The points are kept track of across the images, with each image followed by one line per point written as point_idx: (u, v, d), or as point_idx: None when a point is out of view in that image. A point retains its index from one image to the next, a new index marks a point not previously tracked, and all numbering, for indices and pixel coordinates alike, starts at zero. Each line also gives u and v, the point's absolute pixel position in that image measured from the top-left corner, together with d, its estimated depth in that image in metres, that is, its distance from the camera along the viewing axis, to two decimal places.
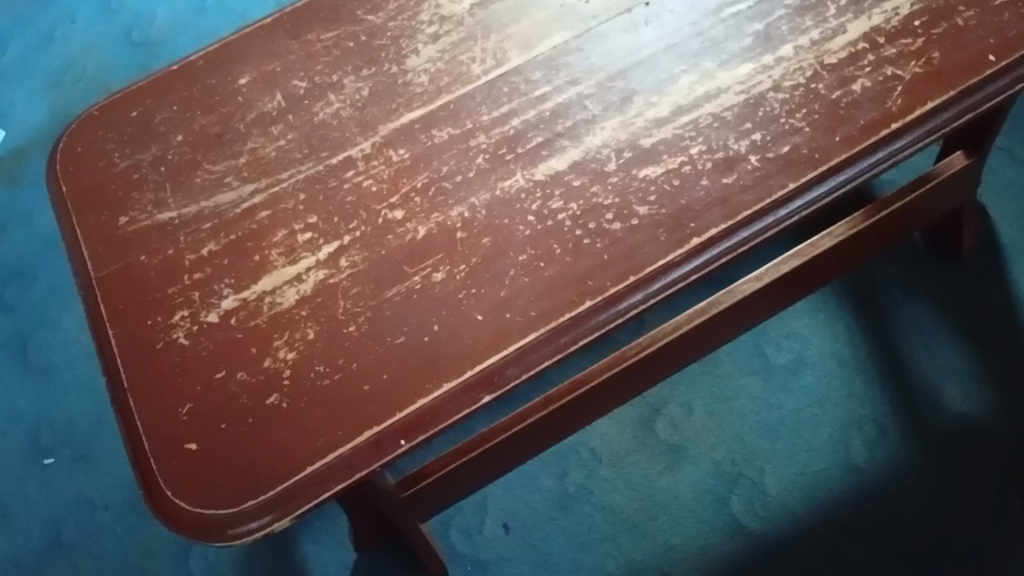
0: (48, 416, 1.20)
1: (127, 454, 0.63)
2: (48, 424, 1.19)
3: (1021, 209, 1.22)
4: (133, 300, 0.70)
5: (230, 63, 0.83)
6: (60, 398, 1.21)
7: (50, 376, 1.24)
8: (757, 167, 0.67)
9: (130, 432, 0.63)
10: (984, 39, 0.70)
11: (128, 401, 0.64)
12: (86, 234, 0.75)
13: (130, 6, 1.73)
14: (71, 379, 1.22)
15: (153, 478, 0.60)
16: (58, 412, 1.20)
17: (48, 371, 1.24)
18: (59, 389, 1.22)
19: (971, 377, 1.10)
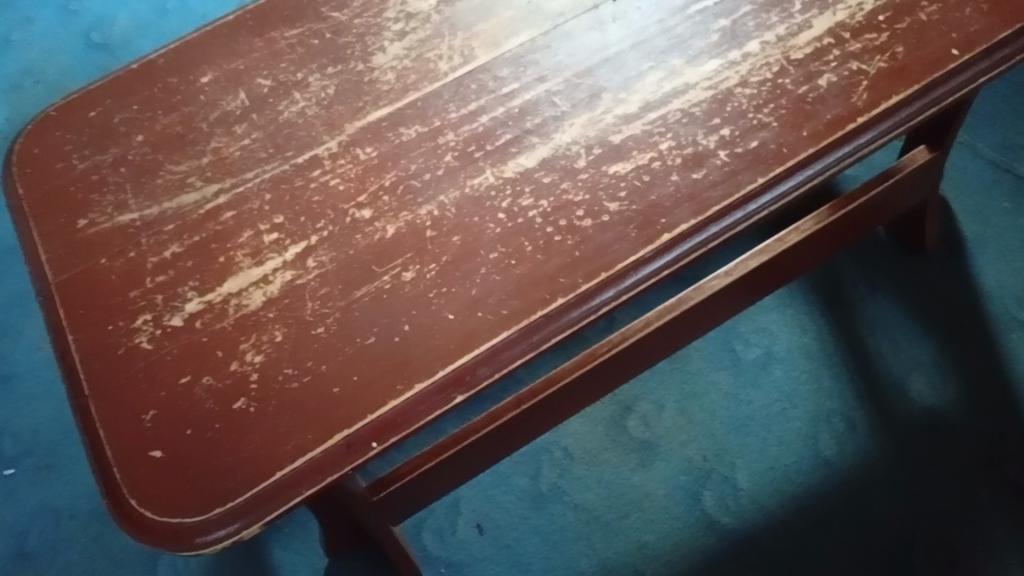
0: (9, 424, 1.17)
1: (90, 463, 0.61)
2: (9, 434, 1.16)
3: (982, 203, 1.24)
4: (94, 305, 0.68)
5: (192, 62, 0.81)
6: (22, 407, 1.18)
7: (11, 384, 1.20)
8: (726, 162, 0.67)
9: (93, 440, 0.61)
10: (945, 34, 0.71)
11: (90, 409, 0.63)
12: (45, 237, 0.73)
13: (90, 7, 1.69)
14: (33, 387, 1.19)
15: (117, 487, 0.59)
16: (20, 421, 1.17)
17: (9, 379, 1.21)
18: (21, 396, 1.19)
19: (935, 370, 1.12)
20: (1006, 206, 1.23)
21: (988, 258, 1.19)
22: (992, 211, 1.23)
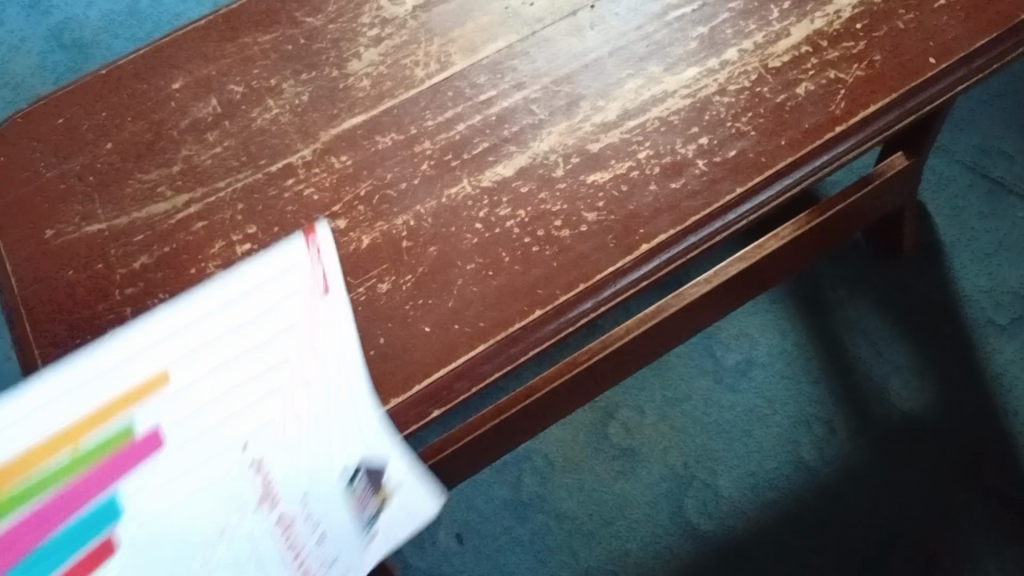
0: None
1: None
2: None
3: (959, 206, 1.25)
4: (63, 319, 0.66)
5: (162, 67, 0.80)
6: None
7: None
8: (704, 171, 0.66)
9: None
10: (922, 42, 0.70)
11: None
12: (10, 250, 0.71)
13: (60, 7, 1.66)
14: None
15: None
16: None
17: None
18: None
19: (914, 374, 1.12)
20: (983, 210, 1.24)
21: (965, 262, 1.20)
22: (970, 216, 1.24)
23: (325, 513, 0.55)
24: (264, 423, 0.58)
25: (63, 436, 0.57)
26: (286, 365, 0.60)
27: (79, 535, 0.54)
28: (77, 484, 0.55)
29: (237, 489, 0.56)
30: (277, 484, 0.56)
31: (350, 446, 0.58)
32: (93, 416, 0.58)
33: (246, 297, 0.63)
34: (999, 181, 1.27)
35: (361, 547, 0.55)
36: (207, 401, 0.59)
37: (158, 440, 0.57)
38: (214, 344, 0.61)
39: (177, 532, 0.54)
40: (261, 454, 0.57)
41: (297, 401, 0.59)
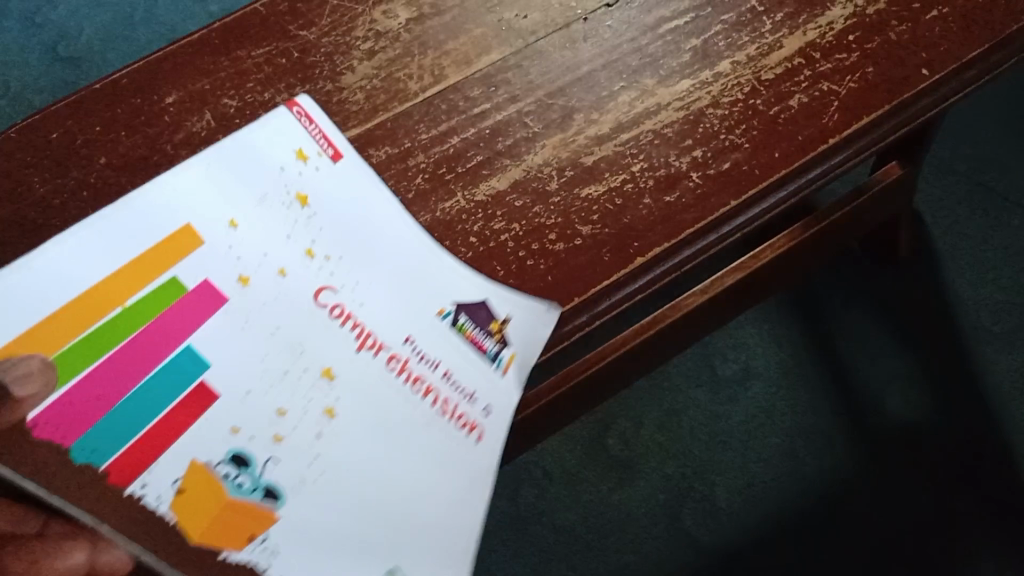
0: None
1: None
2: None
3: (953, 214, 1.29)
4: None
5: (155, 81, 0.78)
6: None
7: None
8: (698, 184, 0.67)
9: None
10: (915, 54, 0.71)
11: None
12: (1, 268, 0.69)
13: (53, 18, 1.65)
14: None
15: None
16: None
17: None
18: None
19: (910, 382, 1.16)
20: (976, 218, 1.28)
21: (961, 270, 1.24)
22: (964, 223, 1.28)
23: (443, 353, 0.64)
24: (341, 270, 0.62)
25: (108, 293, 0.53)
26: (340, 221, 0.64)
27: (165, 387, 0.53)
28: (145, 334, 0.53)
29: (339, 334, 0.60)
30: (386, 335, 0.62)
31: (441, 294, 0.65)
32: (138, 271, 0.55)
33: (260, 156, 0.63)
34: (993, 190, 1.31)
35: (487, 378, 0.65)
36: (263, 255, 0.60)
37: (222, 296, 0.57)
38: (258, 206, 0.61)
39: (285, 374, 0.57)
40: (356, 301, 0.62)
41: (362, 255, 0.64)
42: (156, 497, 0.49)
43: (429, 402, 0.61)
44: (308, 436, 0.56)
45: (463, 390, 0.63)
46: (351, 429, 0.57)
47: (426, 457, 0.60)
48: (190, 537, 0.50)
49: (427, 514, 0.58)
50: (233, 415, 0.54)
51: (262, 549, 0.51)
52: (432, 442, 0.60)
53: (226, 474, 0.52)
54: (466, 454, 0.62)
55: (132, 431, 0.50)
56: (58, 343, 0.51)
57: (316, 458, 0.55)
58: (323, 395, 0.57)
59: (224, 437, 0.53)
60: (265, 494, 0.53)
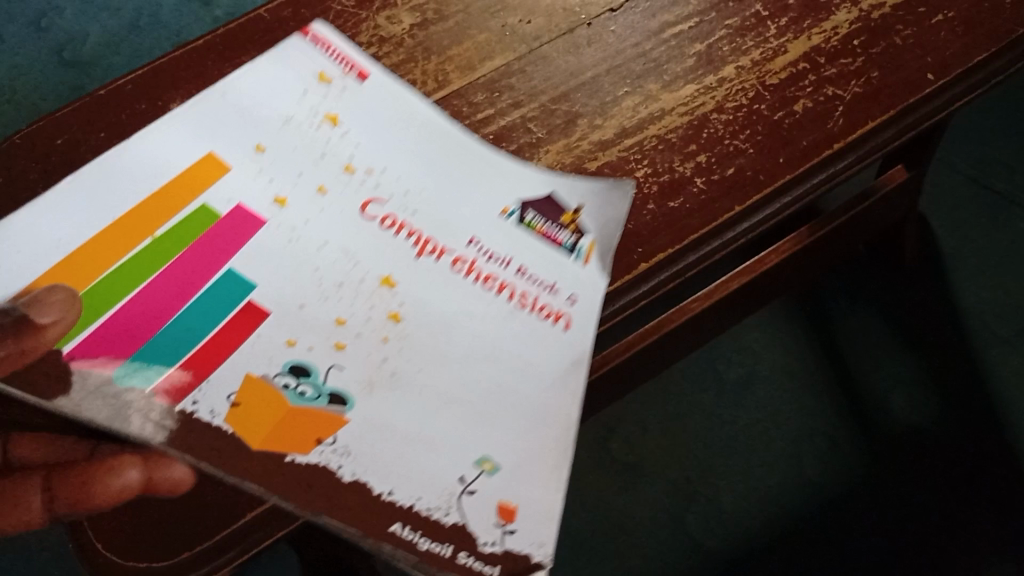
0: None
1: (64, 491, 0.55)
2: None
3: (960, 217, 1.29)
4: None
5: (162, 88, 0.78)
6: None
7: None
8: (702, 190, 0.66)
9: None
10: (920, 58, 0.70)
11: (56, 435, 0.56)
12: None
13: (61, 23, 1.66)
14: None
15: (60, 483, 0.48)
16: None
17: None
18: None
19: (917, 387, 1.16)
20: (984, 222, 1.28)
21: (966, 274, 1.24)
22: (970, 227, 1.28)
23: (514, 251, 0.63)
24: (385, 179, 0.63)
25: (144, 223, 0.55)
26: (377, 136, 0.64)
27: (209, 306, 0.53)
28: (184, 258, 0.55)
29: (396, 242, 0.60)
30: (447, 241, 0.61)
31: (501, 198, 0.65)
32: (169, 202, 0.57)
33: (282, 81, 0.64)
34: (1000, 193, 1.31)
35: (569, 273, 0.63)
36: (297, 174, 0.61)
37: (259, 217, 0.58)
38: (286, 125, 0.62)
39: (341, 284, 0.57)
40: (408, 209, 0.62)
41: (408, 166, 0.64)
42: (211, 412, 0.49)
43: (505, 298, 0.60)
44: (373, 340, 0.55)
45: (542, 284, 0.62)
46: (418, 329, 0.56)
47: (509, 349, 0.58)
48: (253, 444, 0.49)
49: (519, 404, 0.56)
50: (286, 328, 0.54)
51: (334, 451, 0.50)
52: (513, 331, 0.58)
53: (286, 384, 0.52)
54: (555, 343, 0.59)
55: (181, 348, 0.51)
56: (97, 268, 0.53)
57: (385, 361, 0.55)
58: (385, 300, 0.57)
59: (280, 349, 0.53)
60: (332, 399, 0.52)
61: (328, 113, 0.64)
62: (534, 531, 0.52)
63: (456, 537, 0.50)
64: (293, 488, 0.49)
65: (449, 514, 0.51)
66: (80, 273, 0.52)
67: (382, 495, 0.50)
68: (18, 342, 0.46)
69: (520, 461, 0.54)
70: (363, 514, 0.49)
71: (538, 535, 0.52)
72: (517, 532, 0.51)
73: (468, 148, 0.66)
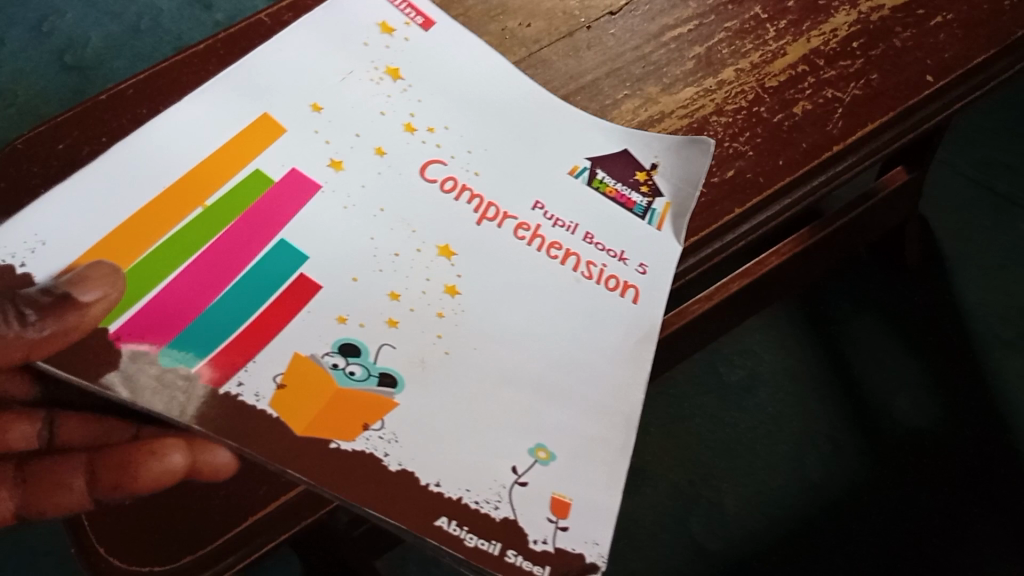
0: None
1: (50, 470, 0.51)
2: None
3: (961, 218, 1.29)
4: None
5: (162, 93, 0.78)
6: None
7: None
8: (703, 193, 0.65)
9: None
10: (920, 60, 0.70)
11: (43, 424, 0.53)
12: None
13: (62, 27, 1.66)
14: None
15: (106, 469, 0.49)
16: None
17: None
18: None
19: (919, 389, 1.16)
20: (986, 223, 1.28)
21: (968, 276, 1.24)
22: (972, 228, 1.28)
23: (578, 218, 0.63)
24: (444, 141, 0.63)
25: (196, 191, 0.56)
26: (437, 97, 0.65)
27: (263, 278, 0.53)
28: (237, 228, 0.55)
29: (456, 206, 0.60)
30: (510, 206, 0.61)
31: (570, 156, 0.65)
32: (223, 168, 0.57)
33: (343, 34, 0.66)
34: (1002, 195, 1.31)
35: (644, 235, 0.63)
36: (355, 136, 0.61)
37: (313, 182, 0.58)
38: (348, 82, 0.63)
39: (397, 254, 0.57)
40: (469, 171, 0.62)
41: (468, 127, 0.64)
42: (256, 394, 0.49)
43: (569, 266, 0.60)
44: (429, 315, 0.55)
45: (611, 252, 0.62)
46: (475, 303, 0.56)
47: (568, 326, 0.57)
48: (297, 430, 0.49)
49: (578, 385, 0.54)
50: (340, 302, 0.54)
51: (380, 437, 0.50)
52: (577, 298, 0.58)
53: (334, 364, 0.51)
54: (621, 312, 0.59)
55: (229, 323, 0.51)
56: (149, 235, 0.53)
57: (439, 337, 0.54)
58: (442, 272, 0.57)
59: (332, 325, 0.53)
60: (381, 380, 0.51)
61: (389, 67, 0.65)
62: (589, 523, 0.50)
63: (504, 532, 0.49)
64: (339, 472, 0.48)
65: (500, 507, 0.49)
66: (136, 242, 0.53)
67: (428, 485, 0.49)
68: (60, 322, 0.47)
69: (577, 446, 0.52)
70: (404, 505, 0.48)
71: (593, 529, 0.50)
72: (570, 528, 0.50)
73: (528, 114, 0.66)
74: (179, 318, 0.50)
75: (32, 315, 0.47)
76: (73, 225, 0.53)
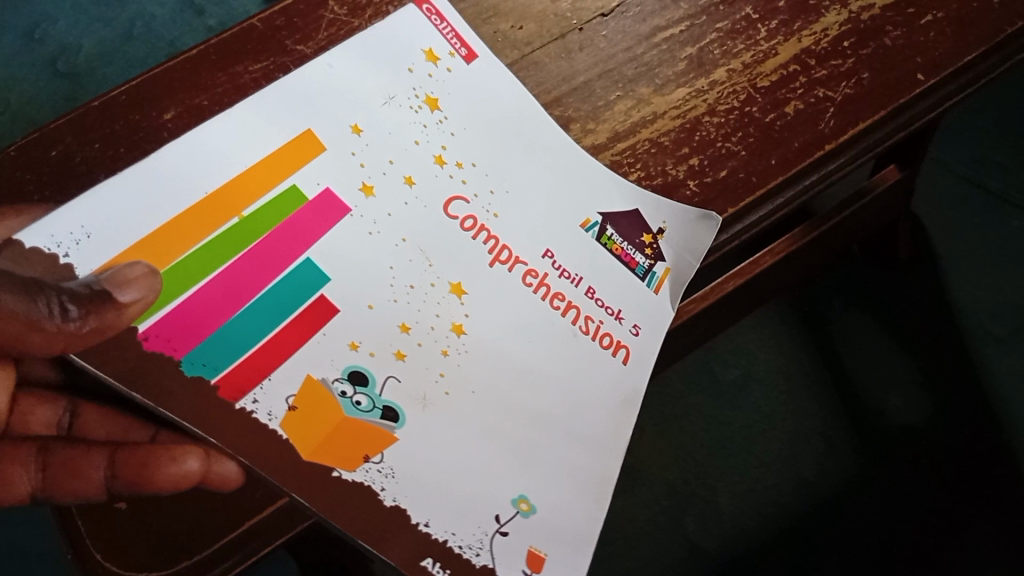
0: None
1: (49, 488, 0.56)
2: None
3: (953, 216, 1.29)
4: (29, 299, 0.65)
5: (155, 98, 0.78)
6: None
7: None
8: (695, 193, 0.66)
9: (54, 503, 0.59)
10: (911, 59, 0.71)
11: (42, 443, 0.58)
12: None
13: (53, 33, 1.66)
14: None
15: (128, 461, 0.53)
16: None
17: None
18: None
19: (912, 386, 1.17)
20: (977, 221, 1.29)
21: (962, 274, 1.25)
22: (964, 226, 1.28)
23: (583, 265, 0.63)
24: (471, 180, 0.62)
25: (231, 199, 0.54)
26: (470, 133, 0.63)
27: (288, 296, 0.53)
28: (269, 241, 0.54)
29: (472, 246, 0.60)
30: (522, 251, 0.61)
31: (584, 206, 0.64)
32: (262, 178, 0.56)
33: (393, 53, 0.63)
34: (993, 192, 1.32)
35: (640, 295, 0.64)
36: (388, 161, 0.60)
37: (346, 205, 0.57)
38: (386, 106, 0.62)
39: (412, 287, 0.57)
40: (489, 212, 0.62)
41: (494, 165, 0.63)
42: (268, 414, 0.50)
43: (569, 319, 0.60)
44: (434, 351, 0.56)
45: (608, 309, 0.62)
46: (482, 347, 0.57)
47: (569, 379, 0.59)
48: (304, 452, 0.50)
49: (564, 446, 0.57)
50: (355, 329, 0.54)
51: (379, 471, 0.52)
52: (575, 353, 0.60)
53: (343, 392, 0.52)
54: (609, 372, 0.60)
55: (249, 338, 0.51)
56: (179, 244, 0.52)
57: (442, 375, 0.55)
58: (451, 311, 0.57)
59: (343, 351, 0.53)
60: (384, 413, 0.53)
61: (429, 96, 0.63)
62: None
63: None
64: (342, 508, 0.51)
65: (480, 554, 0.53)
66: (171, 244, 0.52)
67: (419, 525, 0.52)
68: (99, 320, 0.47)
69: (557, 503, 0.55)
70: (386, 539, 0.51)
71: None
72: None
73: (558, 143, 0.65)
74: (202, 325, 0.51)
75: (74, 311, 0.48)
76: (119, 219, 0.51)
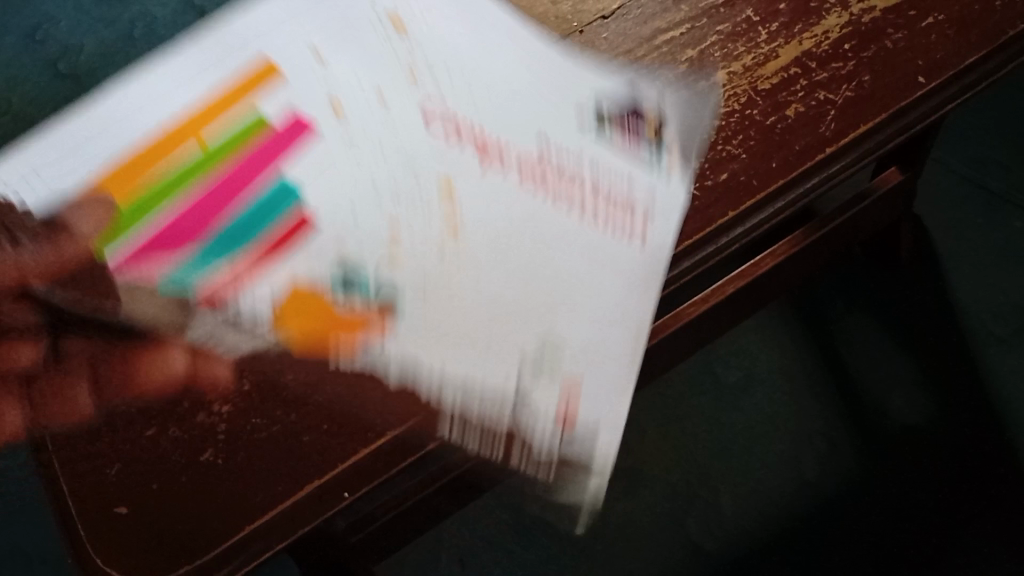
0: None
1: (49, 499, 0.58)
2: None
3: (955, 217, 1.29)
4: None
5: None
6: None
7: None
8: (697, 196, 0.65)
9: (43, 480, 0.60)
10: (911, 61, 0.71)
11: None
12: None
13: (57, 36, 1.68)
14: None
15: (110, 372, 0.53)
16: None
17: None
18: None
19: (914, 388, 1.16)
20: (979, 221, 1.29)
21: (963, 274, 1.24)
22: (966, 227, 1.28)
23: (581, 148, 0.59)
24: (444, 81, 0.60)
25: (195, 129, 0.56)
26: (438, 42, 0.62)
27: (261, 207, 0.54)
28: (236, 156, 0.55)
29: (453, 140, 0.57)
30: (513, 140, 0.58)
31: None
32: (224, 104, 0.57)
33: None
34: (995, 192, 1.31)
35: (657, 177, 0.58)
36: (356, 74, 0.60)
37: (313, 118, 0.57)
38: (347, 24, 0.62)
39: (391, 181, 0.55)
40: (472, 110, 0.59)
41: (467, 66, 0.61)
42: (252, 313, 0.51)
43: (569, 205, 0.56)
44: (418, 239, 0.54)
45: (620, 201, 0.57)
46: (467, 235, 0.54)
47: (570, 254, 0.55)
48: (295, 347, 0.52)
49: (568, 329, 0.52)
50: (334, 225, 0.53)
51: (376, 359, 0.51)
52: (576, 234, 0.55)
53: (326, 284, 0.52)
54: (621, 254, 0.55)
55: (226, 249, 0.52)
56: (144, 176, 0.55)
57: (426, 260, 0.53)
58: (438, 200, 0.55)
59: (323, 249, 0.53)
60: (369, 297, 0.52)
61: (391, 14, 0.63)
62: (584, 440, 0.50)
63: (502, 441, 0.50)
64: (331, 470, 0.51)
65: (496, 419, 0.50)
66: (138, 173, 0.55)
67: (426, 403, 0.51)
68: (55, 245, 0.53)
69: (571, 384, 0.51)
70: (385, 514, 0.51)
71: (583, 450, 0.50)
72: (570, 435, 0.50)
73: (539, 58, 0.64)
74: (184, 241, 0.52)
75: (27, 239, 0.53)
76: (84, 159, 0.56)
